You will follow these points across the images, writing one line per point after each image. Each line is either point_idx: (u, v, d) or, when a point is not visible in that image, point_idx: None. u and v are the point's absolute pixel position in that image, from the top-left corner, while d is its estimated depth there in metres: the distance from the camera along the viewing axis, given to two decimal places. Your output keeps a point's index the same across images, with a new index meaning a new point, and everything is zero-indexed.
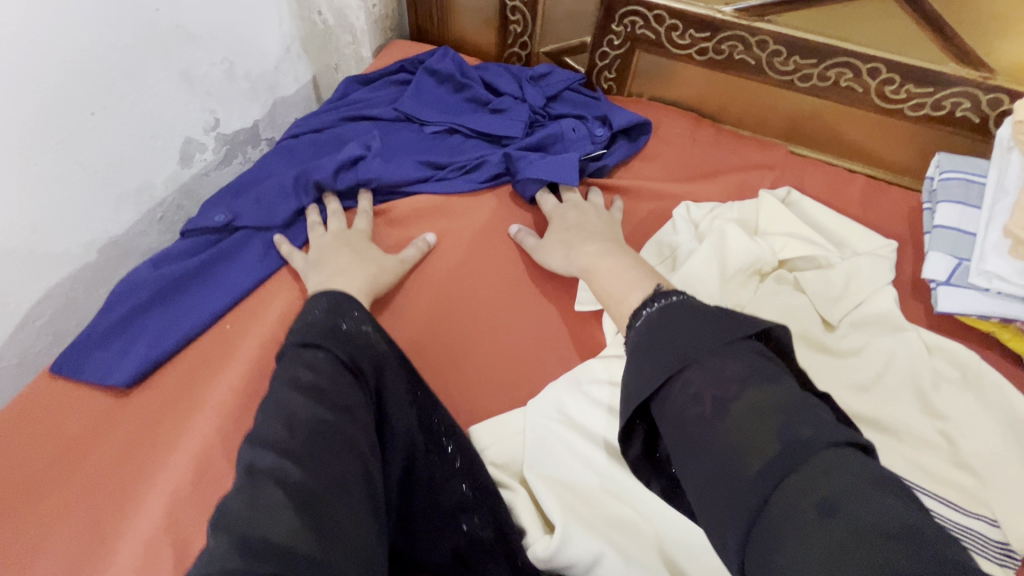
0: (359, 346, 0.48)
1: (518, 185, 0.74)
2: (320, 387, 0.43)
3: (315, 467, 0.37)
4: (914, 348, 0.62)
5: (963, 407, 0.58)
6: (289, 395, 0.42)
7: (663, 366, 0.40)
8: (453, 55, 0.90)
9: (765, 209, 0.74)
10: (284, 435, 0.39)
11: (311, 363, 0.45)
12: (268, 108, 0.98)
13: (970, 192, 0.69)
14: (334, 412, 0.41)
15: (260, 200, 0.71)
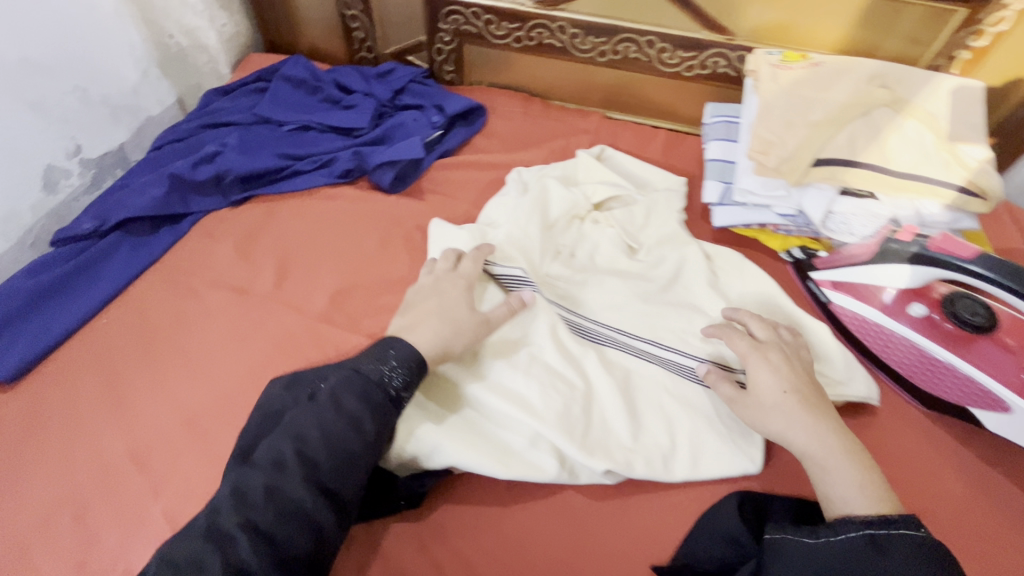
0: (384, 407, 0.53)
1: (375, 174, 0.85)
2: (319, 460, 0.49)
3: (278, 538, 0.46)
4: (696, 254, 0.76)
5: (735, 291, 0.74)
6: (280, 454, 0.49)
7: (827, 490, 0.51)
8: (305, 62, 0.99)
9: (582, 165, 0.88)
10: (253, 503, 0.46)
11: (333, 429, 0.50)
12: (133, 130, 1.02)
13: (730, 130, 0.87)
14: (314, 496, 0.48)
15: (123, 200, 0.78)
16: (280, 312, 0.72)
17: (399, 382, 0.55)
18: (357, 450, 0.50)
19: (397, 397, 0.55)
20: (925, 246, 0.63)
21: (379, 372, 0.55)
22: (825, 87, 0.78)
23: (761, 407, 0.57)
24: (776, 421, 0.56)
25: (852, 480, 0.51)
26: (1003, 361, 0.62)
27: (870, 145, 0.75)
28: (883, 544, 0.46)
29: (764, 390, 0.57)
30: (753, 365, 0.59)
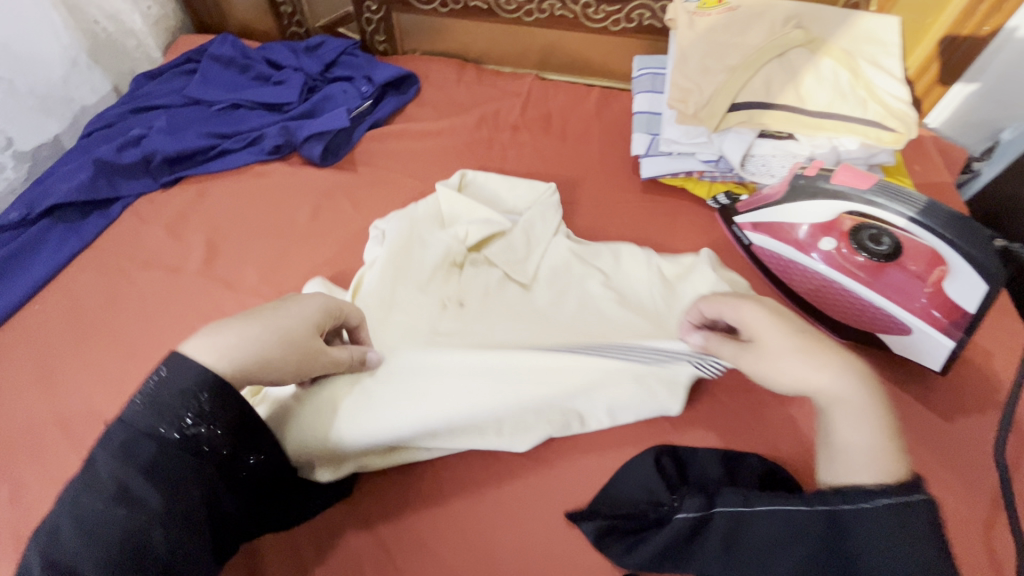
0: (202, 403, 0.41)
1: (305, 147, 0.86)
2: (128, 480, 0.38)
3: (96, 574, 0.36)
4: (594, 279, 0.68)
5: (649, 298, 0.66)
6: (91, 477, 0.38)
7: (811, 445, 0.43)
8: (233, 40, 0.98)
9: (444, 201, 0.75)
10: (64, 539, 0.36)
11: (142, 446, 0.39)
12: (67, 120, 1.01)
13: (656, 82, 0.88)
14: (135, 517, 0.37)
15: (49, 187, 0.78)
16: (210, 288, 0.73)
17: (191, 388, 0.41)
18: (186, 458, 0.40)
19: (190, 440, 0.40)
20: (829, 180, 0.65)
21: (149, 382, 0.41)
22: (742, 31, 0.79)
23: (772, 372, 0.46)
24: (790, 374, 0.45)
25: (869, 442, 0.41)
26: (907, 283, 0.64)
27: (788, 87, 0.76)
28: (905, 518, 0.37)
29: (765, 332, 0.47)
30: (749, 316, 0.48)
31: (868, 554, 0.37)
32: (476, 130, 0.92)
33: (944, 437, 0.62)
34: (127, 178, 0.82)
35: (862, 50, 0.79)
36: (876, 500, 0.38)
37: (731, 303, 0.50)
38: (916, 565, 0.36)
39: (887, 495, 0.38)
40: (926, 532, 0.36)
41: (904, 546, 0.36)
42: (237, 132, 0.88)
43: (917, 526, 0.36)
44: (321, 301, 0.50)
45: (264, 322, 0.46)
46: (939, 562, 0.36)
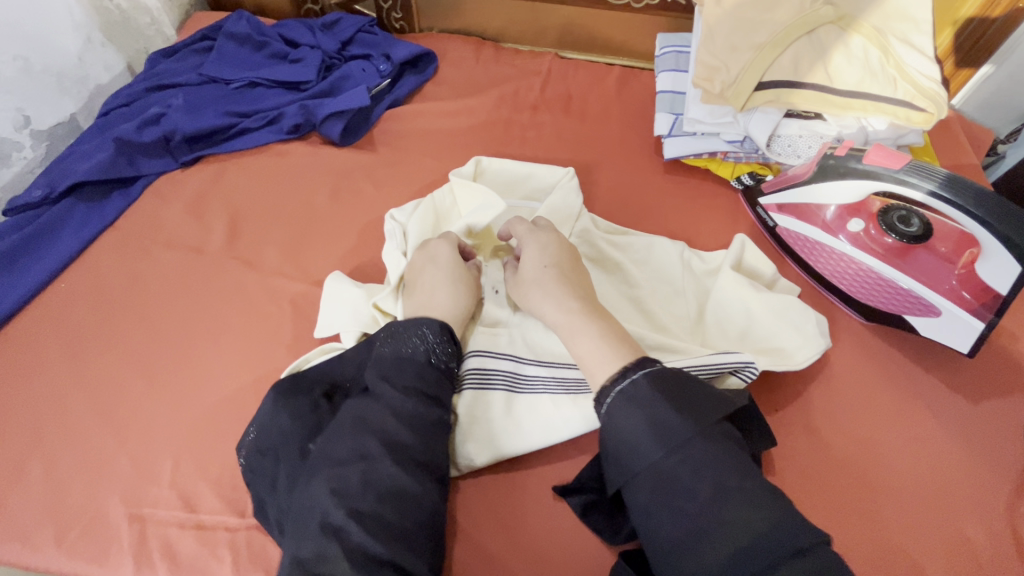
0: (440, 382, 0.55)
1: (324, 126, 0.85)
2: (403, 439, 0.50)
3: (387, 517, 0.46)
4: (639, 253, 0.72)
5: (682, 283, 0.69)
6: (366, 443, 0.49)
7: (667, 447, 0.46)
8: (249, 17, 0.97)
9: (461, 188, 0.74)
10: (353, 490, 0.47)
11: (408, 413, 0.52)
12: (82, 99, 1.01)
13: (679, 61, 0.87)
14: (407, 471, 0.49)
15: (70, 166, 0.78)
16: (234, 268, 0.73)
17: (444, 355, 0.56)
18: (433, 423, 0.53)
19: (416, 404, 0.52)
20: (861, 160, 0.64)
21: (422, 350, 0.56)
22: (770, 7, 0.76)
23: (527, 282, 0.61)
24: (531, 295, 0.60)
25: (589, 348, 0.54)
26: (937, 267, 0.64)
27: (816, 66, 0.74)
28: (634, 394, 0.49)
29: (530, 266, 0.62)
30: (527, 244, 0.64)
31: (625, 426, 0.48)
32: (495, 110, 0.91)
33: (969, 419, 0.62)
34: (147, 156, 0.82)
35: (893, 27, 0.77)
36: (609, 393, 0.50)
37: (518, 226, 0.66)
38: (663, 427, 0.46)
39: (621, 377, 0.50)
40: (649, 396, 0.48)
41: (637, 419, 0.47)
42: (255, 111, 0.87)
43: (643, 397, 0.48)
44: (446, 243, 0.65)
45: (435, 281, 0.62)
46: (672, 421, 0.46)
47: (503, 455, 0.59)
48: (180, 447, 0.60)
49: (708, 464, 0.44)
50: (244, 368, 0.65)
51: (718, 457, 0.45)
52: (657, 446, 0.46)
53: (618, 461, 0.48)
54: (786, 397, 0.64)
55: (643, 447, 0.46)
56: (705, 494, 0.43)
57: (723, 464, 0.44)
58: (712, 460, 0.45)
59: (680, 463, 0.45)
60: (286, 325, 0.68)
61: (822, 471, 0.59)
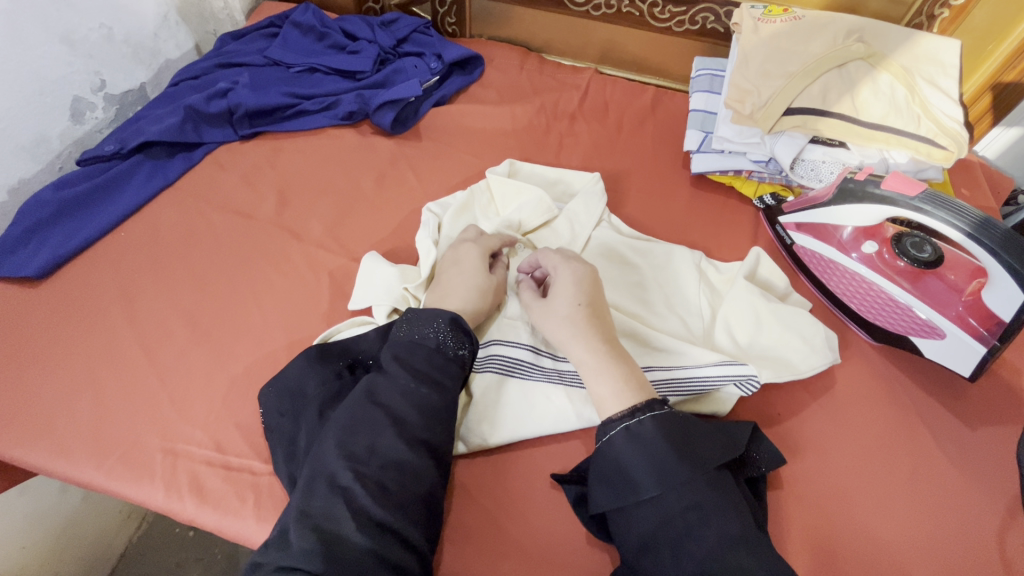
0: (447, 368, 0.57)
1: (377, 114, 0.90)
2: (408, 418, 0.53)
3: (389, 486, 0.49)
4: (660, 254, 0.76)
5: (694, 288, 0.72)
6: (375, 416, 0.52)
7: (664, 485, 0.49)
8: (315, 9, 1.04)
9: (500, 189, 0.80)
10: (361, 456, 0.50)
11: (414, 393, 0.54)
12: (153, 71, 1.08)
13: (713, 83, 0.92)
14: (410, 447, 0.52)
15: (141, 127, 0.84)
16: (280, 236, 0.78)
17: (452, 343, 0.59)
18: (439, 407, 0.55)
19: (426, 386, 0.55)
20: (879, 185, 0.68)
21: (432, 337, 0.58)
22: (804, 41, 0.82)
23: (558, 319, 0.61)
24: (552, 326, 0.61)
25: (610, 387, 0.56)
26: (947, 294, 0.66)
27: (844, 97, 0.78)
28: (638, 432, 0.52)
29: (558, 296, 0.62)
30: (561, 277, 0.63)
31: (625, 460, 0.51)
32: (536, 116, 0.96)
33: (968, 445, 0.64)
34: (211, 126, 0.88)
35: (921, 68, 0.81)
36: (614, 427, 0.53)
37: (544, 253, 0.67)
38: (661, 464, 0.50)
39: (629, 416, 0.53)
40: (654, 438, 0.51)
41: (638, 456, 0.51)
42: (313, 95, 0.93)
43: (648, 437, 0.51)
44: (476, 248, 0.68)
45: (454, 284, 0.64)
46: (670, 462, 0.50)
47: (516, 437, 0.62)
48: (218, 390, 0.64)
49: (707, 506, 0.48)
50: (281, 327, 0.70)
51: (717, 501, 0.48)
52: (653, 483, 0.49)
53: (612, 489, 0.51)
54: (790, 406, 0.66)
55: (639, 482, 0.50)
56: (709, 539, 0.46)
57: (724, 512, 0.47)
58: (710, 504, 0.48)
59: (680, 503, 0.48)
60: (323, 292, 0.73)
61: (818, 479, 0.61)
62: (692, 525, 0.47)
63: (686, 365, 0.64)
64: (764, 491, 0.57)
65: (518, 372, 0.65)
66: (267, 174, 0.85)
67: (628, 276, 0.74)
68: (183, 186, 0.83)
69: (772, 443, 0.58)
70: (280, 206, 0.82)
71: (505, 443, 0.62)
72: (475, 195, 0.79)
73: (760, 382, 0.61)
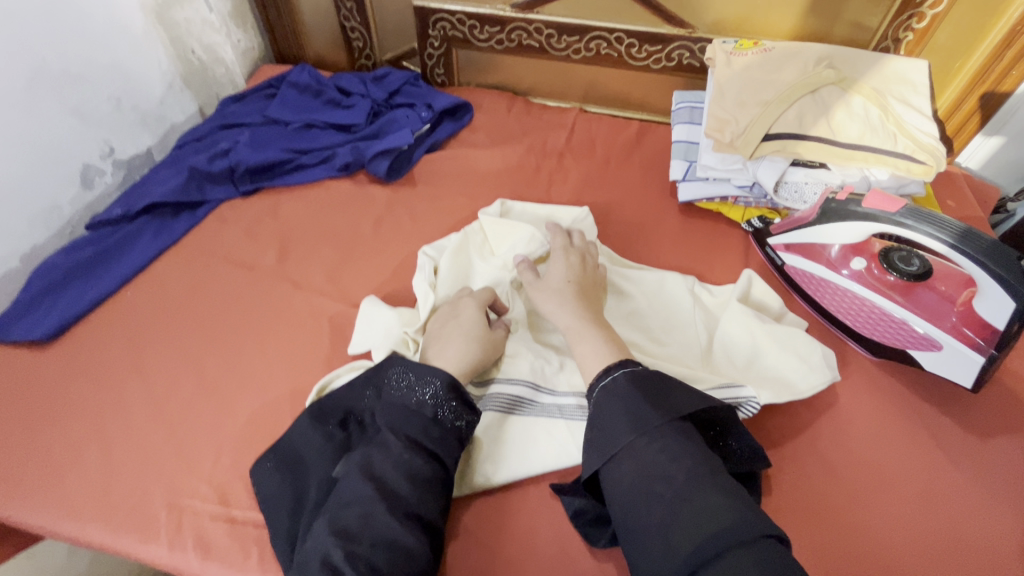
0: (443, 439, 0.56)
1: (371, 164, 0.93)
2: (400, 491, 0.52)
3: (380, 566, 0.47)
4: (654, 283, 0.77)
5: (688, 315, 0.73)
6: (367, 490, 0.51)
7: (636, 429, 0.49)
8: (310, 69, 1.09)
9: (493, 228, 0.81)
10: (353, 533, 0.49)
11: (408, 464, 0.53)
12: (160, 135, 1.13)
13: (693, 114, 0.95)
14: (403, 523, 0.50)
15: (147, 190, 0.88)
16: (281, 285, 0.80)
17: (450, 412, 0.57)
18: (434, 481, 0.54)
19: (420, 457, 0.54)
20: (860, 204, 0.69)
21: (429, 404, 0.57)
22: (776, 70, 0.85)
23: (551, 290, 0.67)
24: (546, 298, 0.67)
25: (590, 348, 0.60)
26: (940, 306, 0.67)
27: (820, 120, 0.81)
28: (613, 387, 0.53)
29: (554, 274, 0.69)
30: (558, 257, 0.71)
31: (602, 414, 0.52)
32: (524, 156, 1.00)
33: (979, 457, 0.63)
34: (213, 184, 0.91)
35: (892, 88, 0.84)
36: (594, 388, 0.55)
37: (554, 237, 0.75)
38: (634, 411, 0.50)
39: (605, 374, 0.55)
40: (626, 389, 0.52)
41: (611, 407, 0.51)
42: (311, 149, 0.97)
43: (619, 389, 0.52)
44: (474, 303, 0.69)
45: (452, 334, 0.65)
46: (642, 407, 0.50)
47: (520, 474, 0.61)
48: (220, 443, 0.64)
49: (679, 448, 0.47)
50: (283, 374, 0.70)
51: (689, 444, 0.47)
52: (627, 429, 0.49)
53: (591, 443, 0.51)
54: (794, 425, 0.66)
55: (614, 431, 0.50)
56: (678, 478, 0.45)
57: (693, 454, 0.46)
58: (680, 446, 0.47)
59: (650, 445, 0.48)
60: (324, 337, 0.73)
61: (832, 502, 0.60)
62: (665, 467, 0.46)
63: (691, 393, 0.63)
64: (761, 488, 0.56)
65: (520, 409, 0.65)
66: (267, 225, 0.88)
67: (624, 306, 0.74)
68: (186, 242, 0.86)
69: (751, 435, 0.56)
70: (279, 257, 0.84)
71: (509, 481, 0.62)
72: (469, 237, 0.81)
73: (759, 405, 0.61)
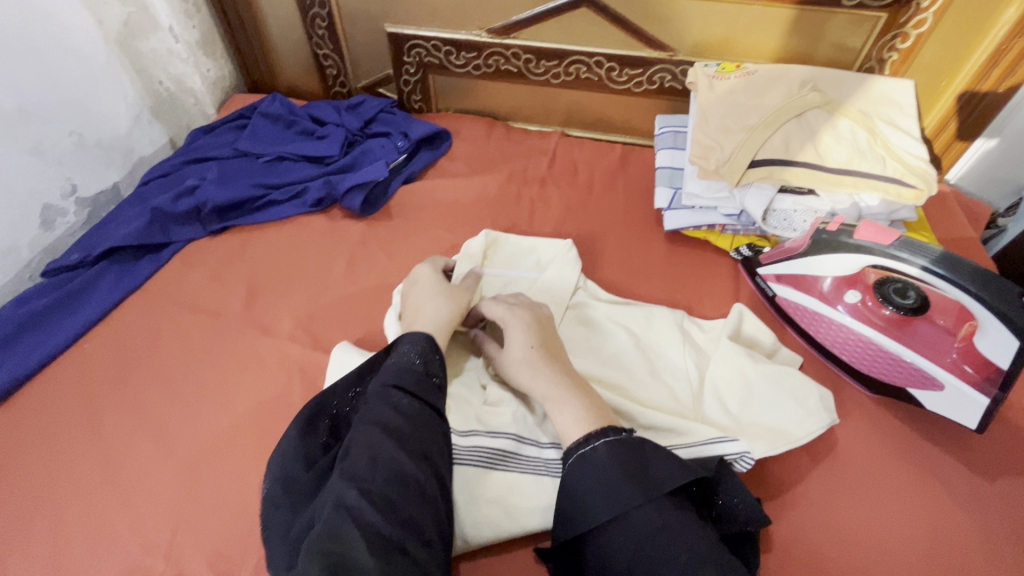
0: (434, 391, 0.55)
1: (346, 199, 0.90)
2: (405, 432, 0.50)
3: (396, 501, 0.44)
4: (641, 319, 0.73)
5: (676, 354, 0.69)
6: (372, 434, 0.48)
7: (619, 507, 0.47)
8: (282, 99, 1.06)
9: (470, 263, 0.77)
10: (364, 473, 0.45)
11: (408, 411, 0.52)
12: (127, 169, 1.07)
13: (677, 139, 0.93)
14: (413, 460, 0.48)
15: (108, 233, 0.84)
16: (248, 332, 0.75)
17: (435, 368, 0.57)
18: (433, 430, 0.52)
19: (417, 405, 0.53)
20: (851, 235, 0.66)
21: (416, 360, 0.56)
22: (760, 94, 0.83)
23: (515, 363, 0.61)
24: (512, 372, 0.61)
25: (572, 416, 0.55)
26: (939, 339, 0.64)
27: (806, 145, 0.78)
28: (591, 458, 0.51)
29: (510, 345, 0.62)
30: (509, 320, 0.63)
31: (580, 488, 0.50)
32: (505, 185, 0.96)
33: (987, 500, 0.60)
34: (179, 225, 0.87)
35: (879, 111, 0.82)
36: (570, 455, 0.53)
37: (487, 303, 0.66)
38: (614, 487, 0.49)
39: (583, 442, 0.53)
40: (604, 462, 0.50)
41: (591, 483, 0.50)
42: (282, 184, 0.93)
43: (600, 462, 0.50)
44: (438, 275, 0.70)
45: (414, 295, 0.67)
46: (622, 484, 0.48)
47: (503, 535, 0.56)
48: (179, 512, 0.60)
49: (672, 526, 0.45)
50: (250, 432, 0.65)
51: (681, 521, 0.46)
52: (609, 507, 0.48)
53: (568, 520, 0.50)
54: (792, 472, 0.62)
55: (595, 508, 0.48)
56: (679, 560, 0.43)
57: (687, 532, 0.45)
58: (673, 524, 0.46)
59: (634, 528, 0.46)
60: (294, 389, 0.69)
61: (837, 559, 0.56)
62: (663, 548, 0.44)
63: (690, 444, 0.60)
64: (752, 553, 0.52)
65: (502, 464, 0.59)
66: (236, 266, 0.84)
67: (609, 346, 0.71)
68: (150, 287, 0.81)
69: (756, 497, 0.52)
70: (249, 300, 0.80)
71: (491, 542, 0.56)
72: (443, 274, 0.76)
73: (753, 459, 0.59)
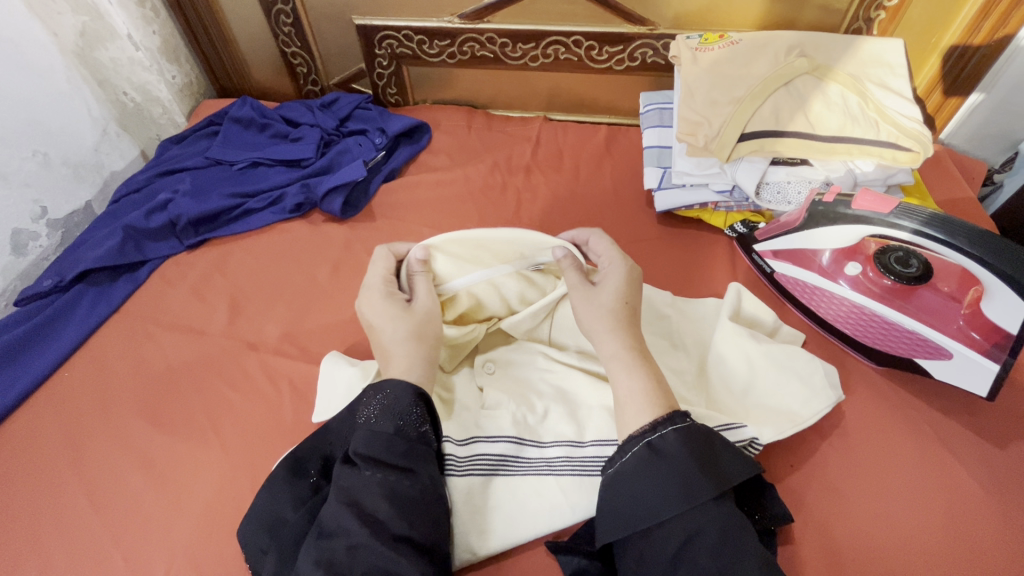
0: (412, 451, 0.50)
1: (325, 202, 0.87)
2: (380, 513, 0.46)
3: None
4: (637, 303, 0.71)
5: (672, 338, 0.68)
6: (346, 519, 0.45)
7: (687, 506, 0.44)
8: (252, 101, 1.02)
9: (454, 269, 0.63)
10: (340, 566, 0.43)
11: (385, 483, 0.47)
12: (98, 186, 1.02)
13: (663, 116, 0.90)
14: (390, 547, 0.44)
15: (80, 255, 0.81)
16: (234, 349, 0.73)
17: (414, 421, 0.51)
18: (416, 496, 0.48)
19: (393, 475, 0.48)
20: (850, 206, 0.64)
21: (389, 419, 0.50)
22: (746, 63, 0.80)
23: (603, 310, 0.57)
24: (592, 316, 0.58)
25: (629, 387, 0.53)
26: (944, 307, 0.63)
27: (797, 114, 0.76)
28: (660, 448, 0.47)
29: (607, 289, 0.59)
30: (613, 269, 0.61)
31: (642, 483, 0.46)
32: (489, 175, 0.93)
33: (1003, 470, 0.58)
34: (154, 241, 0.84)
35: (869, 73, 0.79)
36: (635, 443, 0.49)
37: (601, 241, 0.64)
38: (685, 482, 0.45)
39: (650, 430, 0.49)
40: (676, 454, 0.47)
41: (659, 474, 0.46)
42: (259, 191, 0.90)
43: (671, 452, 0.47)
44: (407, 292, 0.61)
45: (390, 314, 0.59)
46: (695, 479, 0.45)
47: (510, 542, 0.54)
48: (175, 540, 0.58)
49: (733, 525, 0.44)
50: (242, 451, 0.63)
51: (743, 522, 0.44)
52: (677, 503, 0.44)
53: (622, 514, 0.46)
54: (802, 453, 0.60)
55: (660, 503, 0.45)
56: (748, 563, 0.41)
57: (748, 533, 0.44)
58: (736, 524, 0.44)
59: (707, 516, 0.44)
60: (285, 403, 0.67)
61: (855, 542, 0.54)
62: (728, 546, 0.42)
63: None
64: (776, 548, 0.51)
65: (503, 469, 0.57)
66: (217, 280, 0.81)
67: None
68: (130, 308, 0.79)
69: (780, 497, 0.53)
70: (233, 314, 0.77)
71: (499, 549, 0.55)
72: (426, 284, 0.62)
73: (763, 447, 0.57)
